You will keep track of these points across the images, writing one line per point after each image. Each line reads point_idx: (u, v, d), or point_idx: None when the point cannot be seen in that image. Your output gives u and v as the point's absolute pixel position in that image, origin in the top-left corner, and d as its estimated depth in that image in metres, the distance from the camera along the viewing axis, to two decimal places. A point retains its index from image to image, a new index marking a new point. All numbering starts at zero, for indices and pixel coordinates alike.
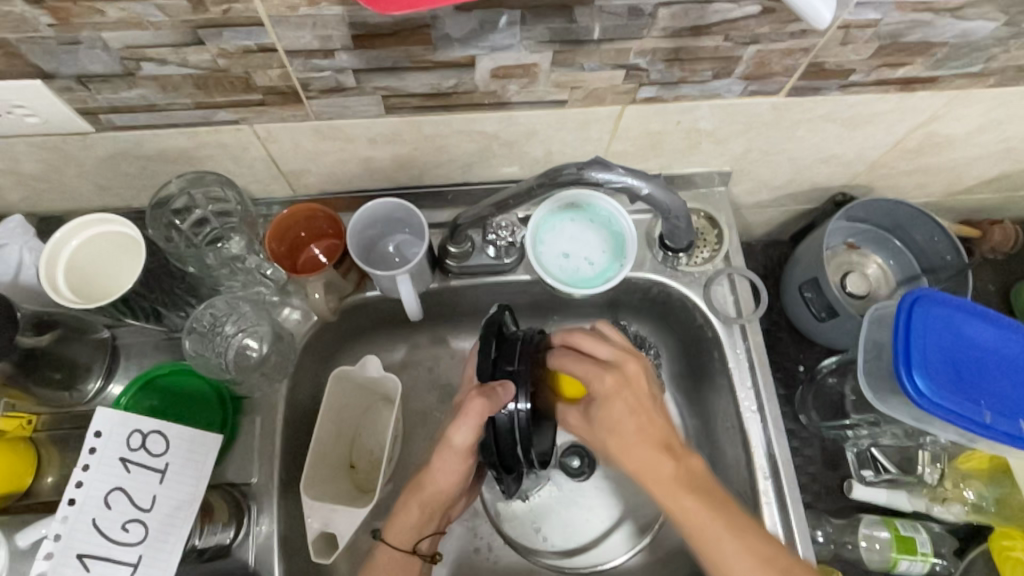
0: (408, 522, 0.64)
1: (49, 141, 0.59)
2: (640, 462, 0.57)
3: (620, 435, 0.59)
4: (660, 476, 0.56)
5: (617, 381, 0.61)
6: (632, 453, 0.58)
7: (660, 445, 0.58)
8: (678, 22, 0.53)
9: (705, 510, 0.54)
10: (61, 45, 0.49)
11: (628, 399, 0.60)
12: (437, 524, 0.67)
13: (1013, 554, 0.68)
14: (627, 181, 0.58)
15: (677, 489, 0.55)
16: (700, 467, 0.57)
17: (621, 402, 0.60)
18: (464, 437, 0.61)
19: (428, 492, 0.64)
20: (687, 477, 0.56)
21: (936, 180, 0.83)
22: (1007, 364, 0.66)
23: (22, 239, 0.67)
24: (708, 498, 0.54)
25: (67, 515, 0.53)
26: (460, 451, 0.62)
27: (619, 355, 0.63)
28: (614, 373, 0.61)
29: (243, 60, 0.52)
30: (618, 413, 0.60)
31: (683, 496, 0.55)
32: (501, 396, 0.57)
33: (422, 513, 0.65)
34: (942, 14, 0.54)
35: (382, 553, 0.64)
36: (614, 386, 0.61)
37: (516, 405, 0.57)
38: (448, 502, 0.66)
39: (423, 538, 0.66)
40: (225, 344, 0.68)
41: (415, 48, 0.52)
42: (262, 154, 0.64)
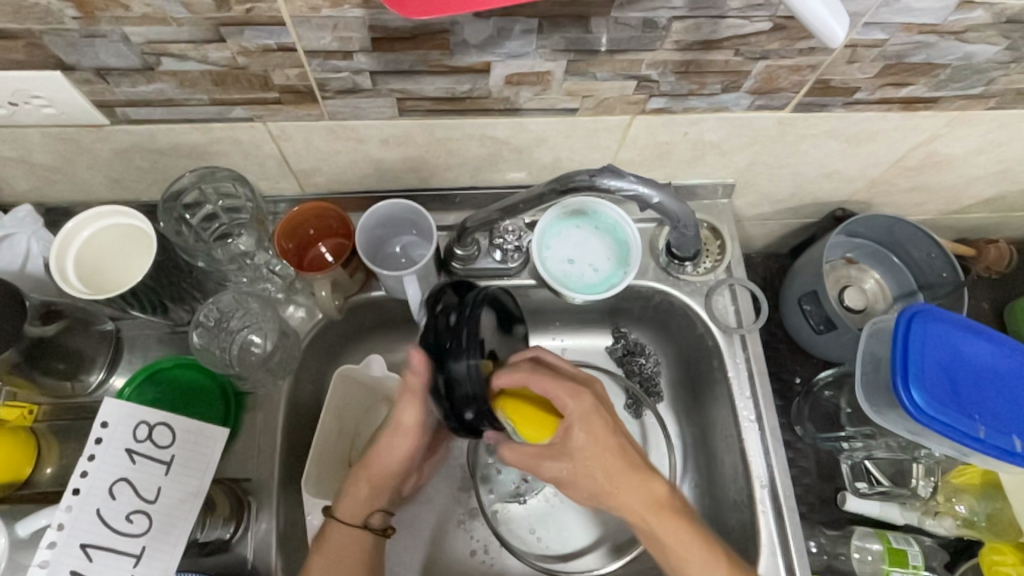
0: (356, 496, 0.65)
1: (63, 133, 0.60)
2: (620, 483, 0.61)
3: (589, 470, 0.61)
4: (629, 496, 0.61)
5: (573, 417, 0.61)
6: (602, 476, 0.61)
7: (627, 463, 0.61)
8: (691, 35, 0.54)
9: (676, 528, 0.59)
10: (83, 37, 0.49)
11: (577, 441, 0.61)
12: (386, 499, 0.68)
13: (1002, 568, 0.71)
14: (638, 189, 0.59)
15: (660, 513, 0.60)
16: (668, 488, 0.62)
17: (579, 439, 0.61)
18: (410, 414, 0.65)
19: (378, 466, 0.66)
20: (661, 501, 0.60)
21: (934, 199, 0.84)
22: (1002, 381, 0.67)
23: (31, 229, 0.67)
24: (671, 509, 0.60)
25: (71, 504, 0.53)
26: (408, 429, 0.66)
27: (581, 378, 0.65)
28: (570, 403, 0.61)
29: (262, 59, 0.52)
30: (580, 447, 0.61)
31: (664, 520, 0.60)
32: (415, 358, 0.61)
33: (371, 489, 0.66)
34: (946, 37, 0.55)
35: (332, 528, 0.64)
36: (588, 406, 0.62)
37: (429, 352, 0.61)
38: (395, 479, 0.67)
39: (373, 512, 0.66)
40: (230, 339, 0.69)
41: (432, 53, 0.53)
42: (274, 152, 0.65)
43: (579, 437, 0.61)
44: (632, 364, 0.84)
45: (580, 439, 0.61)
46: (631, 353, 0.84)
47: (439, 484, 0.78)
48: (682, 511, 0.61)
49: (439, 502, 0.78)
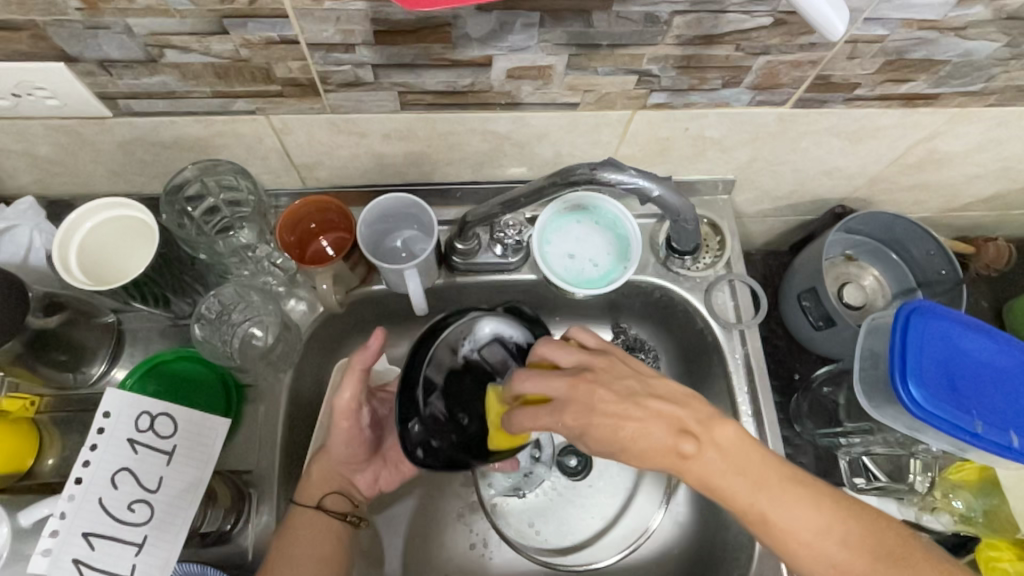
0: (312, 481, 0.65)
1: (66, 125, 0.60)
2: (661, 458, 0.54)
3: (634, 441, 0.54)
4: (690, 466, 0.53)
5: (577, 411, 0.54)
6: (655, 448, 0.54)
7: (671, 429, 0.54)
8: (692, 30, 0.54)
9: (752, 493, 0.52)
10: (86, 29, 0.49)
11: (603, 417, 0.54)
12: (340, 486, 0.66)
13: (999, 565, 0.71)
14: (639, 183, 0.59)
15: (720, 481, 0.53)
16: (726, 440, 0.53)
17: (599, 422, 0.54)
18: (344, 396, 0.62)
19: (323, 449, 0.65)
20: (720, 465, 0.53)
21: (933, 196, 0.84)
22: (1000, 377, 0.67)
23: (34, 221, 0.68)
24: (744, 473, 0.52)
25: (74, 493, 0.54)
26: (342, 411, 0.62)
27: (577, 366, 0.57)
28: (570, 402, 0.54)
29: (265, 52, 0.53)
30: (608, 428, 0.54)
31: (730, 488, 0.52)
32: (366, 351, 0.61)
33: (320, 475, 0.65)
34: (947, 33, 0.56)
35: (297, 513, 0.63)
36: (583, 421, 0.54)
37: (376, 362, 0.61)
38: (346, 468, 0.66)
39: (324, 495, 0.64)
40: (231, 332, 0.69)
41: (435, 46, 0.53)
42: (276, 145, 0.65)
43: (596, 426, 0.54)
44: (632, 359, 0.82)
45: (600, 427, 0.54)
46: (631, 348, 0.83)
47: (438, 478, 0.79)
48: (761, 473, 0.53)
49: (438, 497, 0.78)
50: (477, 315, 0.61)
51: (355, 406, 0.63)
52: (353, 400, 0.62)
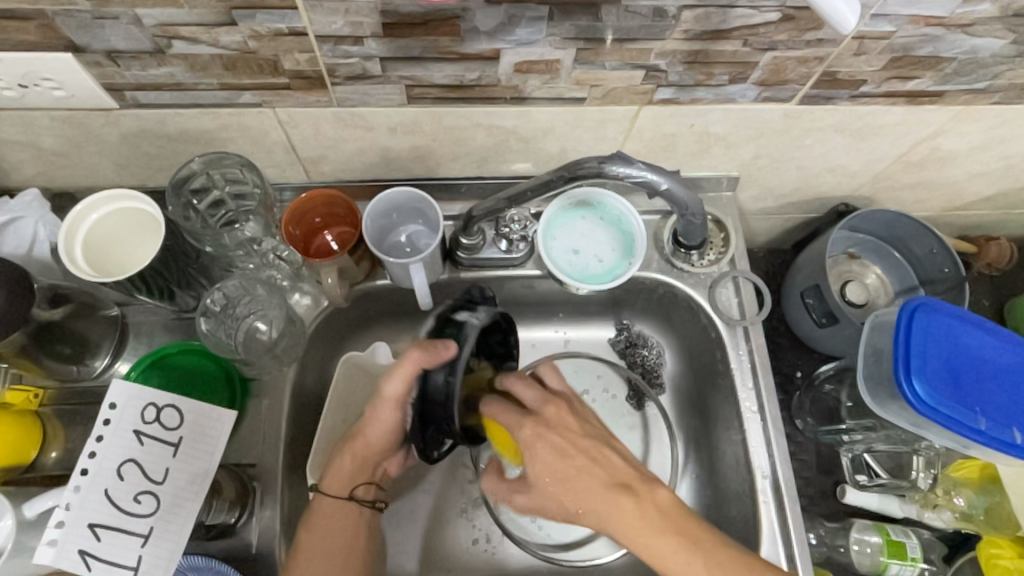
0: (340, 471, 0.67)
1: (72, 116, 0.60)
2: (594, 507, 0.57)
3: (572, 484, 0.59)
4: (622, 517, 0.56)
5: (536, 427, 0.62)
6: (589, 496, 0.58)
7: (611, 482, 0.58)
8: (700, 25, 0.54)
9: (681, 552, 0.53)
10: (95, 19, 0.49)
11: (553, 442, 0.61)
12: (370, 474, 0.69)
13: (1000, 562, 0.71)
14: (647, 176, 0.59)
15: (644, 531, 0.55)
16: (667, 500, 0.57)
17: (545, 447, 0.61)
18: (394, 386, 0.63)
19: (363, 441, 0.67)
20: (652, 517, 0.55)
21: (936, 194, 0.85)
22: (1003, 373, 0.68)
23: (38, 214, 0.67)
24: (673, 536, 0.54)
25: (80, 484, 0.54)
26: (389, 400, 0.65)
27: (543, 401, 0.64)
28: (534, 418, 0.62)
29: (273, 43, 0.53)
30: (549, 459, 0.60)
31: (653, 540, 0.54)
32: (441, 352, 0.61)
33: (353, 463, 0.67)
34: (953, 30, 0.56)
35: (320, 501, 0.66)
36: (535, 435, 0.61)
37: (450, 367, 0.61)
38: (379, 455, 0.69)
39: (358, 485, 0.68)
40: (236, 325, 0.69)
41: (443, 39, 0.53)
42: (282, 139, 0.65)
43: (540, 453, 0.61)
44: (635, 355, 0.84)
45: (541, 455, 0.61)
46: (633, 344, 0.84)
47: (441, 474, 0.79)
48: (686, 532, 0.54)
49: (441, 493, 0.78)
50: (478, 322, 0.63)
51: (404, 399, 0.65)
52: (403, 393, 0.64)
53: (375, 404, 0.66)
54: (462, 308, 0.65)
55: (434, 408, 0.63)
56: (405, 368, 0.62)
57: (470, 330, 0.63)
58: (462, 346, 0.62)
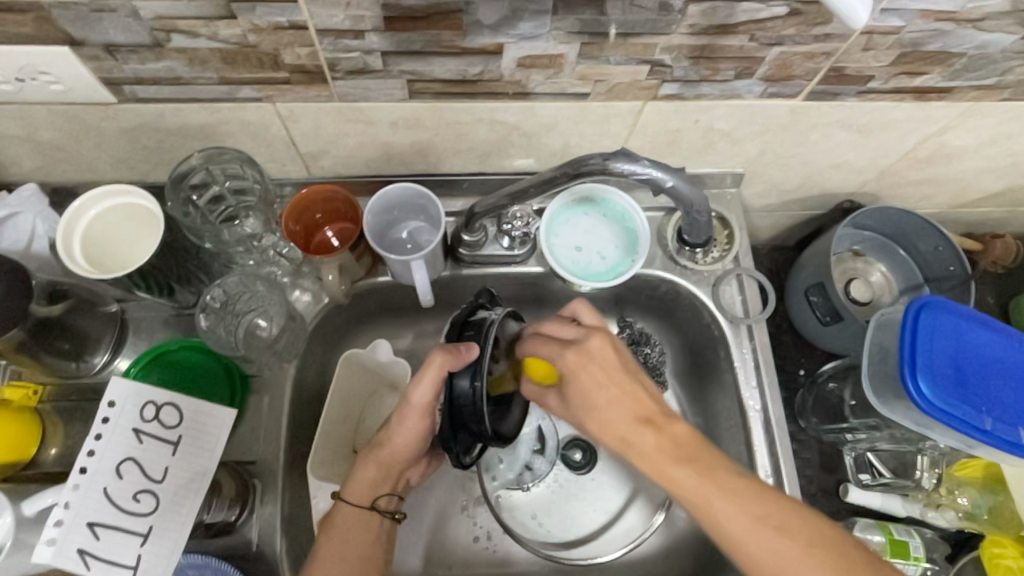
0: (364, 478, 0.66)
1: (70, 111, 0.59)
2: (621, 434, 0.57)
3: (603, 408, 0.58)
4: (645, 448, 0.55)
5: (580, 356, 0.60)
6: (615, 423, 0.57)
7: (640, 416, 0.57)
8: (707, 20, 0.53)
9: (698, 479, 0.52)
10: (92, 12, 0.49)
11: (594, 371, 0.59)
12: (392, 484, 0.68)
13: (1003, 561, 0.70)
14: (652, 173, 0.58)
15: (663, 458, 0.54)
16: (689, 432, 0.55)
17: (587, 376, 0.59)
18: (422, 395, 0.62)
19: (388, 450, 0.66)
20: (673, 446, 0.54)
21: (941, 191, 0.84)
22: (1009, 372, 0.67)
23: (36, 209, 0.67)
24: (691, 466, 0.53)
25: (79, 483, 0.53)
26: (418, 408, 0.63)
27: (585, 332, 0.62)
28: (578, 347, 0.61)
29: (273, 37, 0.52)
30: (590, 384, 0.59)
31: (670, 467, 0.53)
32: (464, 355, 0.58)
33: (378, 471, 0.66)
34: (963, 25, 0.55)
35: (341, 510, 0.64)
36: (577, 364, 0.60)
37: (473, 370, 0.58)
38: (403, 463, 0.67)
39: (380, 496, 0.67)
40: (236, 322, 0.69)
41: (445, 33, 0.53)
42: (282, 134, 0.65)
43: (582, 376, 0.60)
44: (638, 353, 0.82)
45: (585, 379, 0.59)
46: (637, 342, 0.82)
47: (442, 471, 0.78)
48: (705, 461, 0.53)
49: (441, 489, 0.78)
50: (495, 321, 0.61)
51: (432, 406, 0.64)
52: (431, 399, 0.62)
53: (403, 412, 0.64)
54: (477, 311, 0.64)
55: (462, 412, 0.58)
56: (433, 374, 0.59)
57: (489, 330, 0.60)
58: (483, 347, 0.59)
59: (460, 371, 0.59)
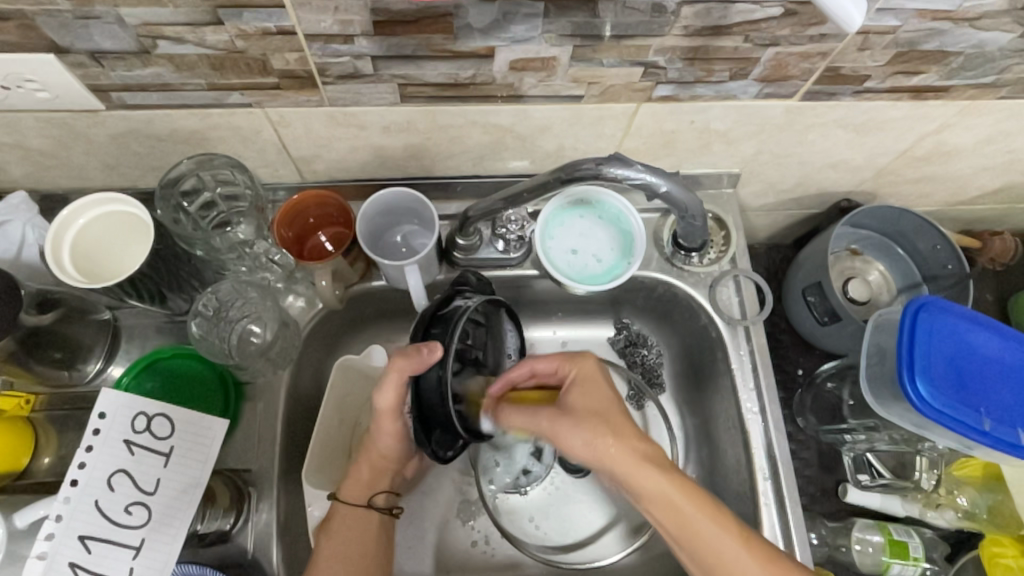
0: (359, 478, 0.65)
1: (58, 117, 0.59)
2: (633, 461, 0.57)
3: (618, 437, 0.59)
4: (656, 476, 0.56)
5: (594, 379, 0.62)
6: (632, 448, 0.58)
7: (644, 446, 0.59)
8: (701, 21, 0.53)
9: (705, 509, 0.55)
10: (77, 19, 0.48)
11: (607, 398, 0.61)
12: (388, 479, 0.68)
13: (1002, 560, 0.70)
14: (646, 178, 0.58)
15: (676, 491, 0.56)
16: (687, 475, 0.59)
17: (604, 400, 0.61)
18: (388, 398, 0.62)
19: (374, 451, 0.66)
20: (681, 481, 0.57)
21: (939, 189, 0.83)
22: (1008, 374, 0.66)
23: (25, 217, 0.66)
24: (699, 496, 0.55)
25: (69, 496, 0.53)
26: (387, 411, 0.63)
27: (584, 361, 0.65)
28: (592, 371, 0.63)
29: (261, 42, 0.51)
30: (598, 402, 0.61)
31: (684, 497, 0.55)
32: (425, 355, 0.57)
33: (371, 471, 0.66)
34: (961, 24, 0.54)
35: (338, 512, 0.64)
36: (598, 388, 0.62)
37: (437, 368, 0.57)
38: (393, 461, 0.67)
39: (375, 493, 0.66)
40: (229, 329, 0.68)
41: (436, 37, 0.52)
42: (273, 138, 0.64)
43: (588, 393, 0.61)
44: (634, 356, 0.83)
45: (590, 396, 0.61)
46: (633, 344, 0.83)
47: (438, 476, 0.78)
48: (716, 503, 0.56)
49: (438, 493, 0.78)
50: (463, 314, 0.60)
51: (401, 407, 0.64)
52: (397, 402, 0.63)
53: (376, 416, 0.64)
54: (443, 306, 0.62)
55: (432, 409, 0.58)
56: (396, 378, 0.59)
57: (454, 326, 0.59)
58: (447, 345, 0.58)
59: (423, 371, 0.58)
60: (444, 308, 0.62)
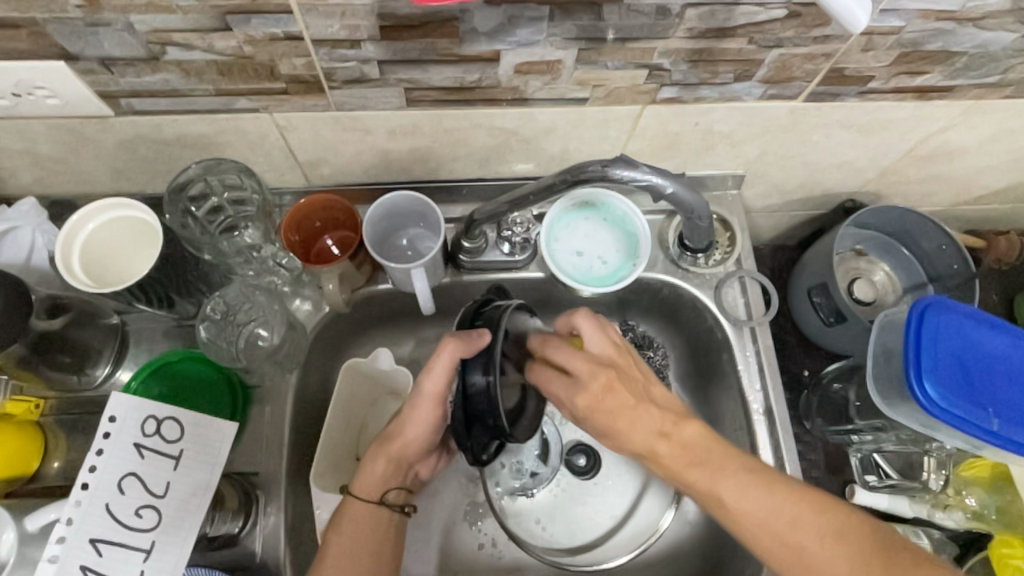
0: (374, 474, 0.65)
1: (68, 124, 0.59)
2: (641, 441, 0.58)
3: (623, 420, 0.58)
4: (664, 453, 0.57)
5: (591, 364, 0.59)
6: (637, 429, 0.58)
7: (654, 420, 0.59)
8: (705, 23, 0.53)
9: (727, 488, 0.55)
10: (87, 26, 0.48)
11: (610, 378, 0.59)
12: (402, 478, 0.68)
13: (1011, 561, 0.69)
14: (651, 180, 0.58)
15: (684, 465, 0.56)
16: (700, 435, 0.58)
17: (605, 383, 0.59)
18: (435, 386, 0.62)
19: (399, 444, 0.65)
20: (688, 450, 0.57)
21: (944, 189, 0.83)
22: (1015, 373, 0.66)
23: (35, 222, 0.67)
24: (709, 473, 0.55)
25: (80, 499, 0.54)
26: (428, 399, 0.63)
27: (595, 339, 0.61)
28: (587, 354, 0.60)
29: (269, 48, 0.52)
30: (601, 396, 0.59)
31: (690, 472, 0.56)
32: (478, 342, 0.57)
33: (389, 466, 0.66)
34: (964, 24, 0.54)
35: (351, 505, 0.64)
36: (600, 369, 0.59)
37: (488, 358, 0.56)
38: (413, 458, 0.67)
39: (390, 489, 0.66)
40: (237, 333, 0.68)
41: (442, 41, 0.52)
42: (280, 143, 0.64)
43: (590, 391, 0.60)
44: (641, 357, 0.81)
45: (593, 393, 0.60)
46: (639, 345, 0.82)
47: (445, 479, 0.78)
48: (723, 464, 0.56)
49: (445, 496, 0.78)
50: (508, 311, 0.59)
51: (443, 398, 0.64)
52: (443, 390, 0.62)
53: (416, 403, 0.64)
54: (486, 307, 0.62)
55: (476, 408, 0.56)
56: (445, 361, 0.58)
57: (502, 321, 0.58)
58: (497, 335, 0.57)
59: (472, 362, 0.57)
60: (489, 307, 0.62)
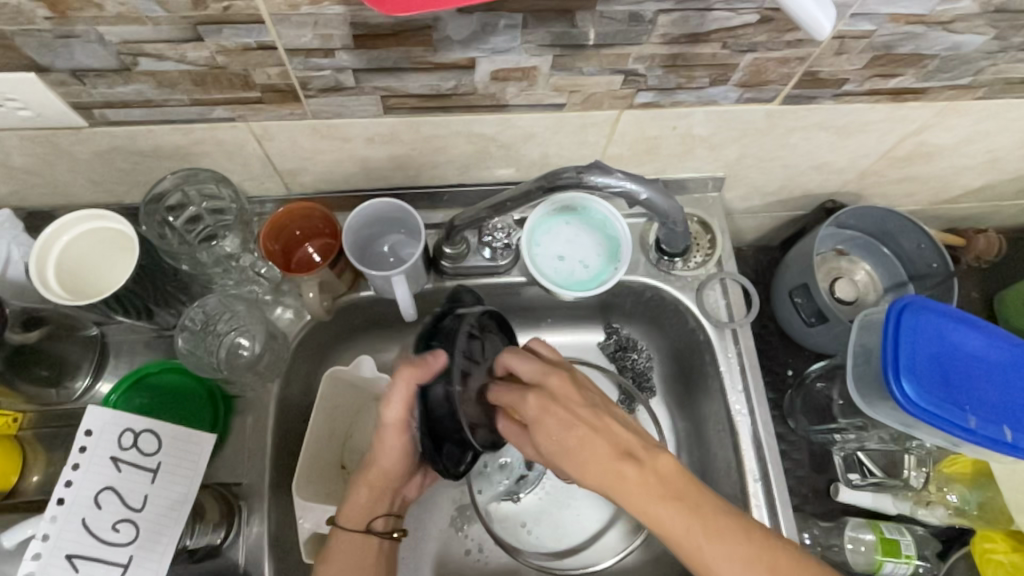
0: (359, 501, 0.65)
1: (40, 135, 0.59)
2: (603, 478, 0.54)
3: (578, 450, 0.55)
4: (625, 484, 0.53)
5: (539, 400, 0.58)
6: (597, 459, 0.55)
7: (614, 454, 0.54)
8: (677, 29, 0.53)
9: (689, 523, 0.50)
10: (57, 38, 0.48)
11: (559, 415, 0.57)
12: (388, 503, 0.67)
13: (994, 556, 0.71)
14: (626, 186, 0.59)
15: (650, 502, 0.51)
16: (670, 463, 0.54)
17: (553, 420, 0.57)
18: (395, 411, 0.61)
19: (377, 471, 0.65)
20: (657, 481, 0.52)
21: (923, 188, 0.84)
22: (992, 371, 0.67)
23: (10, 235, 0.66)
24: (680, 509, 0.51)
25: (56, 514, 0.53)
26: (396, 427, 0.63)
27: (544, 371, 0.60)
28: (537, 391, 0.59)
29: (242, 58, 0.51)
30: (558, 433, 0.56)
31: (656, 508, 0.51)
32: (431, 363, 0.57)
33: (371, 493, 0.66)
34: (934, 27, 0.55)
35: (337, 536, 0.64)
36: (546, 407, 0.58)
37: (444, 375, 0.57)
38: (395, 482, 0.67)
39: (376, 517, 0.66)
40: (217, 343, 0.68)
41: (416, 49, 0.52)
42: (258, 152, 0.64)
43: (549, 427, 0.57)
44: (625, 360, 0.83)
45: (552, 428, 0.57)
46: (623, 348, 0.84)
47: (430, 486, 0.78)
48: (688, 494, 0.51)
49: (431, 503, 0.78)
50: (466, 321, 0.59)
51: (409, 422, 0.63)
52: (405, 415, 0.62)
53: (383, 431, 0.64)
54: (446, 315, 0.61)
55: (442, 425, 0.57)
56: (404, 389, 0.59)
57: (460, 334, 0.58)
58: (453, 352, 0.57)
59: (430, 381, 0.57)
60: (450, 315, 0.61)
